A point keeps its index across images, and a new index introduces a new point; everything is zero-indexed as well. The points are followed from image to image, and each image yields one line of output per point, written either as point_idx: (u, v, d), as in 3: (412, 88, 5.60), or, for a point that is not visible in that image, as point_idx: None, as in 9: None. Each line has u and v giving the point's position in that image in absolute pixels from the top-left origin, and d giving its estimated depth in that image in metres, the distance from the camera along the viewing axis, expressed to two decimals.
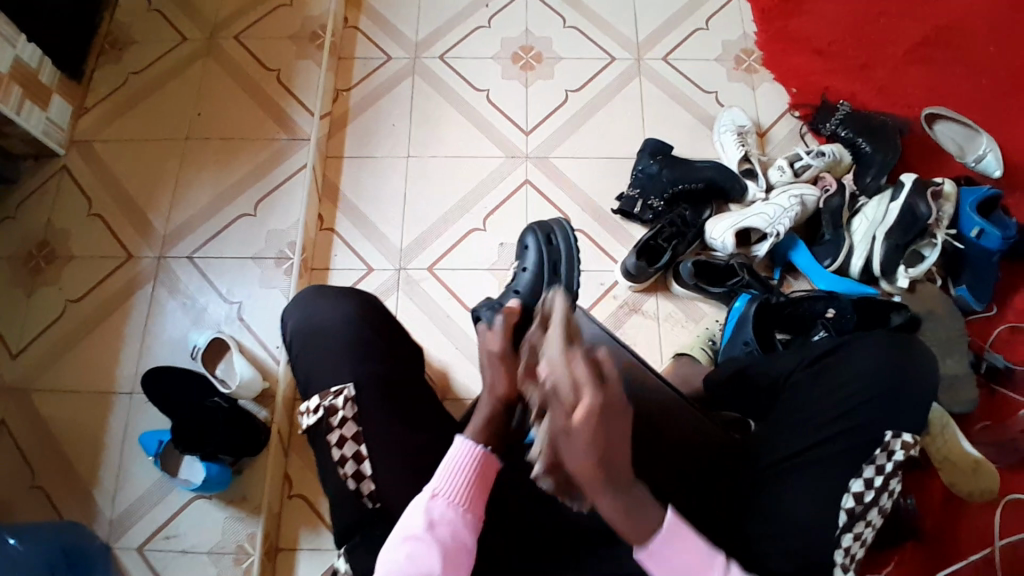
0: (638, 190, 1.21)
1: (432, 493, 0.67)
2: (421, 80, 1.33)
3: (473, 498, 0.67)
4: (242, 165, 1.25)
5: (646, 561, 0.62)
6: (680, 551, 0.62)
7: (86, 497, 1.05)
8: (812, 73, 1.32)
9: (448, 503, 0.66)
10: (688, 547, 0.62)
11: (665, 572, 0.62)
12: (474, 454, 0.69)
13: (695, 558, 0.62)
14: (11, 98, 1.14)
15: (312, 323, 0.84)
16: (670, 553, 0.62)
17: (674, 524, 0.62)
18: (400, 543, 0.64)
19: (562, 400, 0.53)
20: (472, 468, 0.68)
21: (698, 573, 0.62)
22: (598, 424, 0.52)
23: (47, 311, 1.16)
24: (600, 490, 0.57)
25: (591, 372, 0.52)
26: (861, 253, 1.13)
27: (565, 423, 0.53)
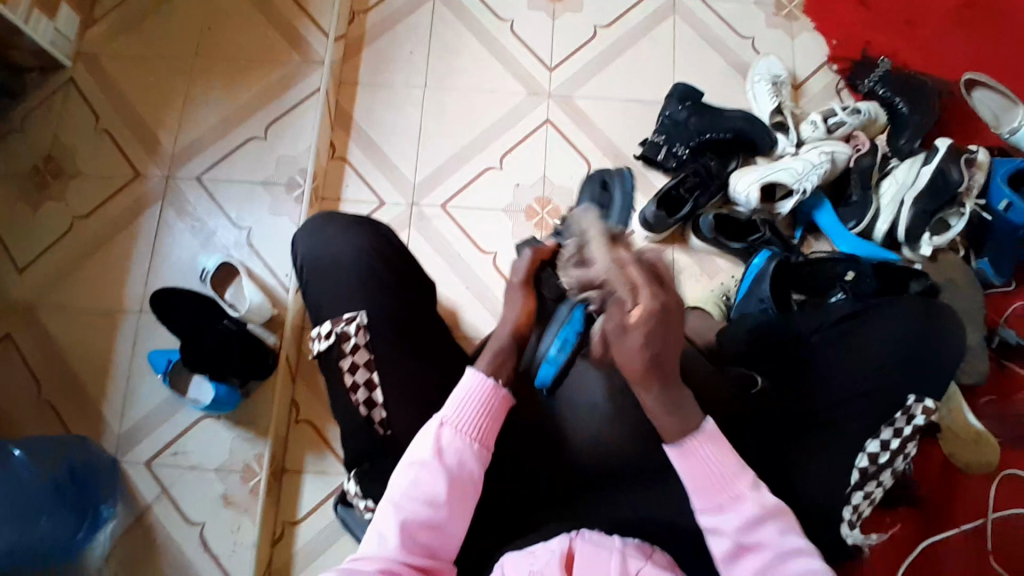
0: (664, 136, 1.17)
1: (440, 421, 0.68)
2: (442, 7, 1.26)
3: (482, 431, 0.68)
4: (253, 86, 1.20)
5: (674, 459, 0.66)
6: (710, 455, 0.66)
7: (95, 413, 1.06)
8: (856, 23, 1.25)
9: (455, 433, 0.67)
10: (718, 452, 0.66)
11: (690, 470, 0.66)
12: (485, 387, 0.70)
13: (724, 466, 0.66)
14: (18, 5, 1.10)
15: (323, 251, 0.82)
16: (699, 454, 0.66)
17: (711, 432, 0.67)
18: (407, 467, 0.66)
19: (622, 301, 0.61)
20: (483, 401, 0.69)
21: (725, 482, 0.65)
22: (653, 323, 0.60)
23: (54, 227, 1.14)
24: (645, 385, 0.64)
25: (647, 276, 0.60)
26: (887, 217, 1.10)
27: (621, 321, 0.61)
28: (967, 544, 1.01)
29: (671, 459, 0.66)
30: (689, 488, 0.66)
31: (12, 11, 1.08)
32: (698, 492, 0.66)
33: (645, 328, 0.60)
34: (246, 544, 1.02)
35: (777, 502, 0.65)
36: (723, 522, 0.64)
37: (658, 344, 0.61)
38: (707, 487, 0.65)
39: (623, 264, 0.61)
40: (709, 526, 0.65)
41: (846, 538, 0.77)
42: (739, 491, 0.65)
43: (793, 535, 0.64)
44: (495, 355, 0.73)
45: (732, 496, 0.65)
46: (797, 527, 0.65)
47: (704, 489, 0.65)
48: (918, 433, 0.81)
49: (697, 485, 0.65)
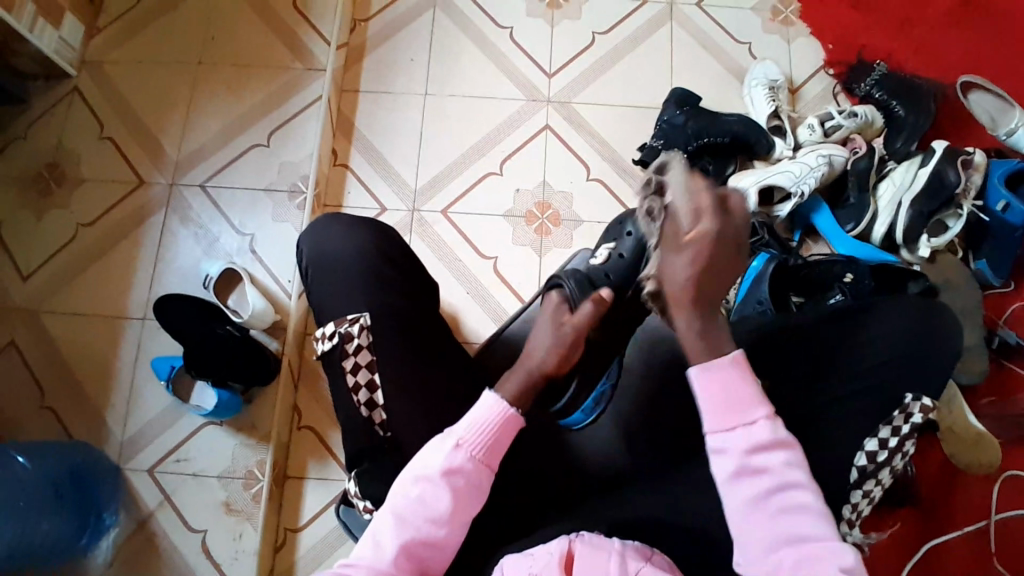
0: (662, 141, 1.17)
1: (456, 444, 0.66)
2: (442, 14, 1.27)
3: (494, 455, 0.67)
4: (255, 94, 1.22)
5: (695, 378, 0.64)
6: (735, 382, 0.63)
7: (98, 419, 1.07)
8: (853, 27, 1.26)
9: (468, 456, 0.66)
10: (743, 381, 0.63)
11: (708, 392, 0.63)
12: (503, 413, 0.68)
13: (744, 393, 0.63)
14: (25, 15, 1.11)
15: (327, 253, 0.82)
16: (721, 378, 0.63)
17: (738, 359, 0.64)
18: (415, 482, 0.66)
19: (680, 221, 0.68)
20: (499, 426, 0.67)
21: (741, 406, 0.63)
22: (710, 243, 0.66)
23: (59, 235, 1.15)
24: (687, 303, 0.66)
25: (713, 203, 0.67)
26: (885, 219, 1.10)
27: (677, 238, 0.67)
28: (968, 545, 1.01)
29: (692, 376, 0.64)
30: (706, 410, 0.63)
31: (18, 20, 1.09)
32: (715, 413, 0.63)
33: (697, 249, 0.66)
34: (248, 551, 1.02)
35: (788, 437, 0.62)
36: (732, 439, 0.62)
37: (709, 262, 0.66)
38: (723, 408, 0.63)
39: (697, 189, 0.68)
40: (717, 446, 0.63)
41: (845, 536, 0.79)
42: (752, 416, 0.62)
43: (799, 471, 0.62)
44: (523, 381, 0.70)
45: (746, 422, 0.62)
46: (805, 466, 0.62)
47: (721, 411, 0.63)
48: (915, 433, 0.81)
49: (712, 402, 0.63)
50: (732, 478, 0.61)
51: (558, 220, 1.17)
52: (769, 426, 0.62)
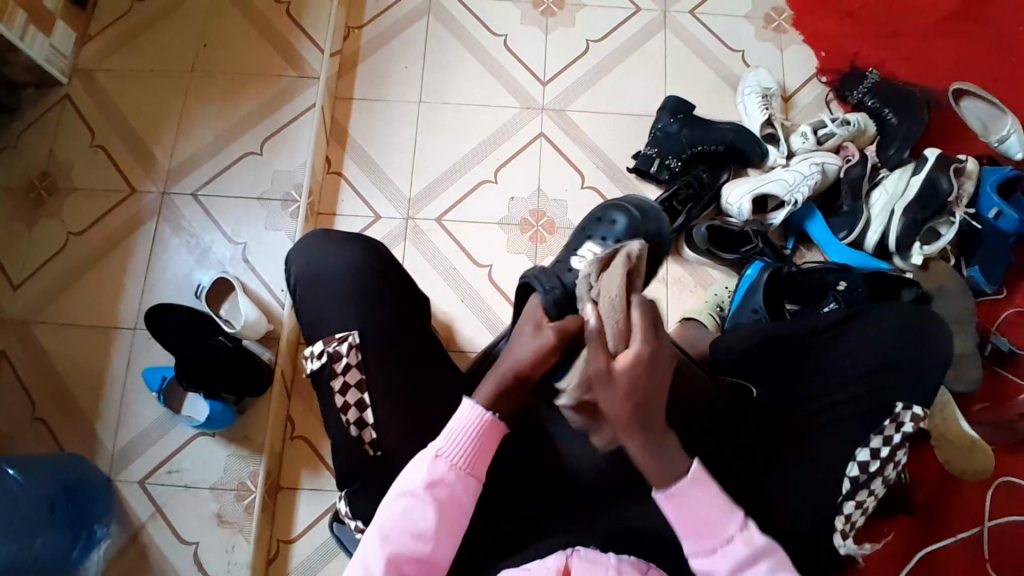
0: (655, 149, 1.18)
1: (435, 454, 0.66)
2: (436, 22, 1.27)
3: (475, 463, 0.67)
4: (247, 101, 1.21)
5: (663, 505, 0.64)
6: (700, 501, 0.64)
7: (89, 431, 1.06)
8: (845, 36, 1.27)
9: (449, 466, 0.66)
10: (710, 499, 0.64)
11: (681, 517, 0.64)
12: (481, 420, 0.68)
13: (711, 506, 0.64)
14: (16, 23, 1.10)
15: (322, 265, 0.82)
16: (688, 498, 0.64)
17: (698, 475, 0.64)
18: (398, 498, 0.65)
19: (608, 341, 0.60)
20: (477, 434, 0.67)
21: (713, 524, 0.64)
22: (643, 371, 0.59)
23: (49, 244, 1.14)
24: (631, 431, 0.61)
25: (645, 321, 0.60)
26: (878, 227, 1.11)
27: (605, 366, 0.58)
28: (964, 552, 1.02)
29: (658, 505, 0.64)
30: (679, 529, 0.64)
31: (7, 28, 1.08)
32: (687, 534, 0.64)
33: (630, 377, 0.58)
34: (241, 562, 1.01)
35: (765, 541, 0.64)
36: (710, 563, 0.63)
37: (636, 393, 0.59)
38: (695, 532, 0.64)
39: (627, 302, 0.61)
40: (699, 570, 0.64)
41: (839, 548, 0.77)
42: (727, 533, 0.64)
43: (785, 572, 0.64)
44: (496, 387, 0.69)
45: (720, 539, 0.64)
46: (786, 563, 0.64)
47: (695, 536, 0.64)
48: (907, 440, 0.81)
49: (688, 527, 0.64)
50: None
51: (553, 228, 1.17)
52: (744, 542, 0.63)
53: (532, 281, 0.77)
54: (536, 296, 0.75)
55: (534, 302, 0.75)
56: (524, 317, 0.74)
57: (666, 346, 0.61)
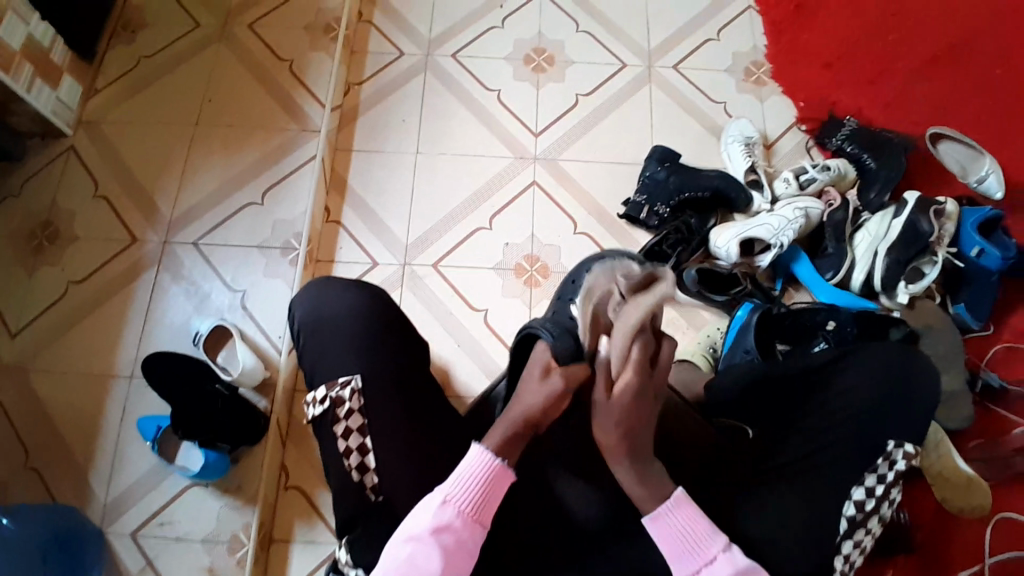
0: (645, 196, 1.22)
1: (443, 500, 0.66)
2: (433, 78, 1.33)
3: (481, 510, 0.67)
4: (249, 153, 1.25)
5: (649, 527, 0.69)
6: (683, 524, 0.69)
7: (81, 479, 1.04)
8: (821, 87, 1.33)
9: (456, 512, 0.66)
10: (694, 523, 0.69)
11: (666, 542, 0.69)
12: (490, 465, 0.68)
13: (697, 530, 0.69)
14: (21, 75, 1.13)
15: (322, 312, 0.83)
16: (672, 525, 0.69)
17: (683, 498, 0.70)
18: (404, 544, 0.64)
19: (610, 370, 0.71)
20: (485, 478, 0.68)
21: (699, 545, 0.68)
22: (631, 403, 0.70)
23: (48, 292, 1.15)
24: (619, 459, 0.70)
25: (638, 354, 0.70)
26: (863, 267, 1.14)
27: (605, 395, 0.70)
28: None
29: (645, 531, 0.69)
30: (667, 552, 0.68)
31: (13, 79, 1.11)
32: (674, 556, 0.68)
33: (621, 404, 0.69)
34: None
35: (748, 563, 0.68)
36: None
37: (630, 421, 0.70)
38: (681, 551, 0.68)
39: (628, 339, 0.71)
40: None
41: None
42: (711, 554, 0.68)
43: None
44: (507, 431, 0.71)
45: (704, 559, 0.68)
46: None
47: (679, 556, 0.68)
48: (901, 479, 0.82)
49: (675, 551, 0.68)
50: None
51: (547, 272, 1.20)
52: (727, 561, 0.67)
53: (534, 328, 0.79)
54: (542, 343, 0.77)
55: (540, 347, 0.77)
56: (532, 361, 0.76)
57: (656, 380, 0.72)
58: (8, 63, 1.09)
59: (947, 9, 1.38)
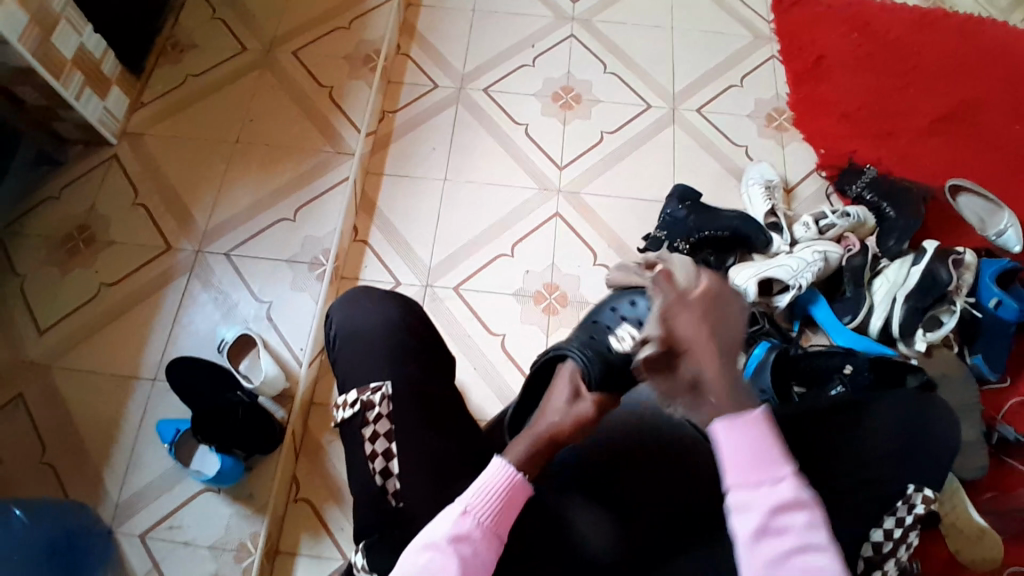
0: (665, 232, 1.24)
1: (463, 510, 0.65)
2: (464, 110, 1.38)
3: (501, 523, 0.65)
4: (284, 171, 1.30)
5: (716, 429, 0.60)
6: (755, 437, 0.60)
7: (96, 478, 1.05)
8: (842, 136, 1.36)
9: (476, 522, 0.64)
10: (765, 437, 0.60)
11: (733, 452, 0.59)
12: (509, 479, 0.67)
13: (769, 448, 0.59)
14: (72, 83, 1.19)
15: (354, 324, 0.86)
16: (744, 433, 0.60)
17: (759, 416, 0.61)
18: (421, 551, 0.63)
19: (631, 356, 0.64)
20: (505, 492, 0.66)
21: (763, 463, 0.59)
22: (711, 307, 0.64)
23: (82, 292, 1.19)
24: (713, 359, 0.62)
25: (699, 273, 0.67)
26: (881, 313, 1.14)
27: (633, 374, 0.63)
28: None
29: (711, 431, 0.60)
30: (728, 465, 0.59)
31: (64, 87, 1.17)
32: (735, 466, 0.59)
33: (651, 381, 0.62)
34: None
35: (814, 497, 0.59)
36: (753, 498, 0.58)
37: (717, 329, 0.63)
38: (745, 464, 0.59)
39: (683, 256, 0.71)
40: (740, 503, 0.59)
41: None
42: (779, 474, 0.59)
43: (821, 532, 0.57)
44: (530, 447, 0.70)
45: (765, 483, 0.59)
46: (829, 530, 0.57)
47: (744, 467, 0.59)
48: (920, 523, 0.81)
49: (739, 460, 0.59)
50: (754, 539, 0.57)
51: (565, 301, 1.22)
52: (795, 483, 0.58)
53: (566, 349, 0.81)
54: (572, 365, 0.79)
55: (568, 371, 0.79)
56: (559, 388, 0.77)
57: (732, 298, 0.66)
58: (61, 71, 1.16)
59: (965, 70, 1.43)
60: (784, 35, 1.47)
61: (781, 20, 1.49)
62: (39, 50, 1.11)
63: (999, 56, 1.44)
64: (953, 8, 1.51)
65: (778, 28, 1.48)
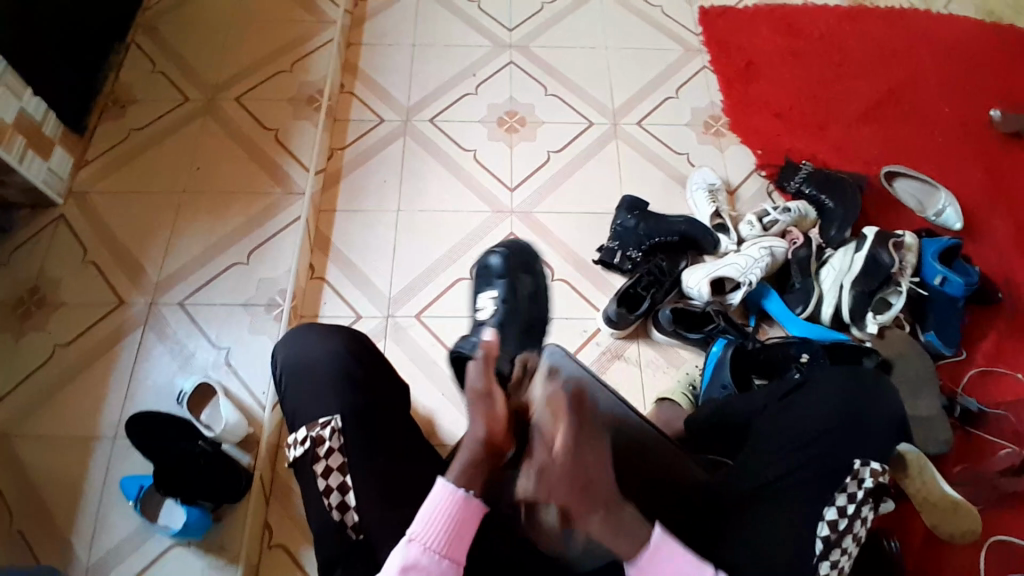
0: (617, 242, 1.27)
1: (409, 537, 0.61)
2: (411, 141, 1.41)
3: (454, 546, 0.61)
4: (237, 217, 1.30)
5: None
6: (666, 567, 0.62)
7: (60, 545, 1.02)
8: (777, 137, 1.42)
9: (423, 548, 0.61)
10: (674, 565, 0.62)
11: None
12: (457, 501, 0.62)
13: (680, 570, 0.63)
14: (15, 147, 1.18)
15: (299, 360, 0.86)
16: (655, 569, 0.63)
17: (661, 542, 0.63)
18: None
19: (543, 428, 0.61)
20: (452, 516, 0.61)
21: None
22: (576, 452, 0.60)
23: (35, 356, 1.16)
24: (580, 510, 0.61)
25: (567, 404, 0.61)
26: (830, 301, 1.18)
27: (548, 455, 0.60)
28: None
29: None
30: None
31: (7, 151, 1.16)
32: None
33: (569, 456, 0.60)
34: None
35: None
36: None
37: (583, 475, 0.61)
38: None
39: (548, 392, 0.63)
40: None
41: None
42: None
43: None
44: (468, 460, 0.63)
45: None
46: None
47: None
48: (869, 496, 0.80)
49: None
50: None
51: None
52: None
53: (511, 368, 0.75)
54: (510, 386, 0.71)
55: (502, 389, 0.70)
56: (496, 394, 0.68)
57: (591, 430, 0.62)
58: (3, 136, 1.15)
59: (884, 64, 1.50)
60: (713, 45, 1.54)
61: (709, 32, 1.55)
62: None
63: (916, 48, 1.52)
64: (871, 4, 1.59)
65: (707, 39, 1.55)
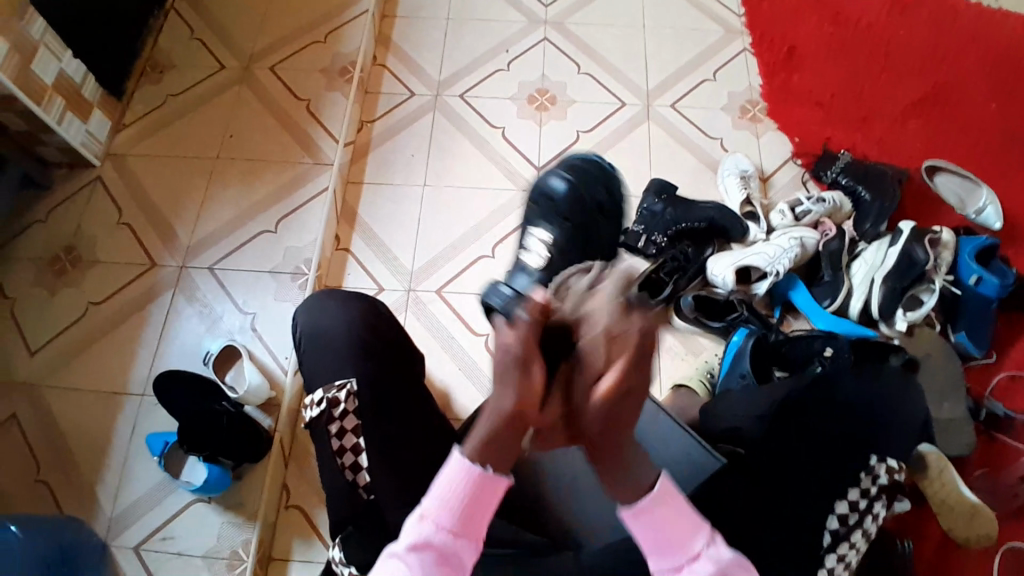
0: (642, 225, 1.24)
1: (421, 515, 0.59)
2: (441, 116, 1.41)
3: (470, 521, 0.59)
4: (265, 185, 1.32)
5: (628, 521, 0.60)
6: (665, 516, 0.59)
7: (88, 493, 1.07)
8: (814, 125, 1.38)
9: (436, 527, 0.58)
10: (675, 517, 0.59)
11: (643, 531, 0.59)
12: (471, 475, 0.58)
13: (678, 524, 0.59)
14: (53, 107, 1.21)
15: (318, 328, 0.88)
16: (651, 516, 0.59)
17: (664, 491, 0.59)
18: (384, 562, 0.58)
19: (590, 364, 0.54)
20: (467, 492, 0.58)
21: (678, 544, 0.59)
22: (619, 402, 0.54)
23: (70, 312, 1.21)
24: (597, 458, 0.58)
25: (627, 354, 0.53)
26: (860, 295, 1.15)
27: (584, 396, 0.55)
28: None
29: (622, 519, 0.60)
30: (644, 545, 0.60)
31: (46, 112, 1.20)
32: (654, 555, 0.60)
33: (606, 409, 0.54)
34: None
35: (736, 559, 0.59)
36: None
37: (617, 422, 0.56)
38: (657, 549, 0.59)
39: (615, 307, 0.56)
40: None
41: None
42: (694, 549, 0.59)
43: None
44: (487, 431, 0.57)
45: (687, 554, 0.59)
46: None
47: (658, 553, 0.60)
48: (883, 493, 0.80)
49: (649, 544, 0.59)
50: None
51: None
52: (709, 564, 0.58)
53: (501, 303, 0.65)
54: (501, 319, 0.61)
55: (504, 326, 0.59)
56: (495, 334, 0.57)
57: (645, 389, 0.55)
58: (42, 96, 1.18)
59: (934, 53, 1.44)
60: (754, 28, 1.49)
61: (751, 13, 1.51)
62: (18, 76, 1.13)
63: (969, 38, 1.45)
64: None
65: (748, 21, 1.50)
